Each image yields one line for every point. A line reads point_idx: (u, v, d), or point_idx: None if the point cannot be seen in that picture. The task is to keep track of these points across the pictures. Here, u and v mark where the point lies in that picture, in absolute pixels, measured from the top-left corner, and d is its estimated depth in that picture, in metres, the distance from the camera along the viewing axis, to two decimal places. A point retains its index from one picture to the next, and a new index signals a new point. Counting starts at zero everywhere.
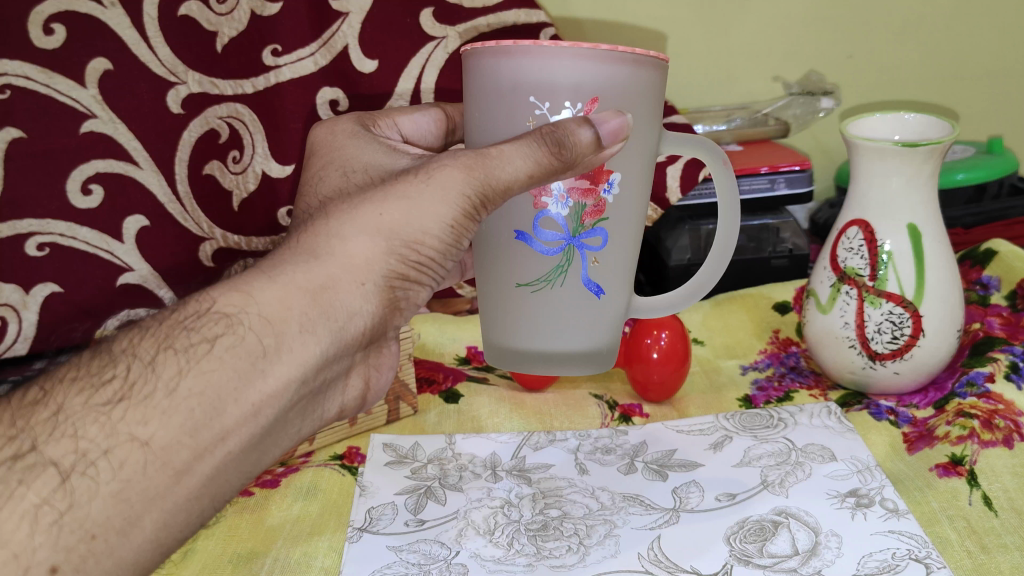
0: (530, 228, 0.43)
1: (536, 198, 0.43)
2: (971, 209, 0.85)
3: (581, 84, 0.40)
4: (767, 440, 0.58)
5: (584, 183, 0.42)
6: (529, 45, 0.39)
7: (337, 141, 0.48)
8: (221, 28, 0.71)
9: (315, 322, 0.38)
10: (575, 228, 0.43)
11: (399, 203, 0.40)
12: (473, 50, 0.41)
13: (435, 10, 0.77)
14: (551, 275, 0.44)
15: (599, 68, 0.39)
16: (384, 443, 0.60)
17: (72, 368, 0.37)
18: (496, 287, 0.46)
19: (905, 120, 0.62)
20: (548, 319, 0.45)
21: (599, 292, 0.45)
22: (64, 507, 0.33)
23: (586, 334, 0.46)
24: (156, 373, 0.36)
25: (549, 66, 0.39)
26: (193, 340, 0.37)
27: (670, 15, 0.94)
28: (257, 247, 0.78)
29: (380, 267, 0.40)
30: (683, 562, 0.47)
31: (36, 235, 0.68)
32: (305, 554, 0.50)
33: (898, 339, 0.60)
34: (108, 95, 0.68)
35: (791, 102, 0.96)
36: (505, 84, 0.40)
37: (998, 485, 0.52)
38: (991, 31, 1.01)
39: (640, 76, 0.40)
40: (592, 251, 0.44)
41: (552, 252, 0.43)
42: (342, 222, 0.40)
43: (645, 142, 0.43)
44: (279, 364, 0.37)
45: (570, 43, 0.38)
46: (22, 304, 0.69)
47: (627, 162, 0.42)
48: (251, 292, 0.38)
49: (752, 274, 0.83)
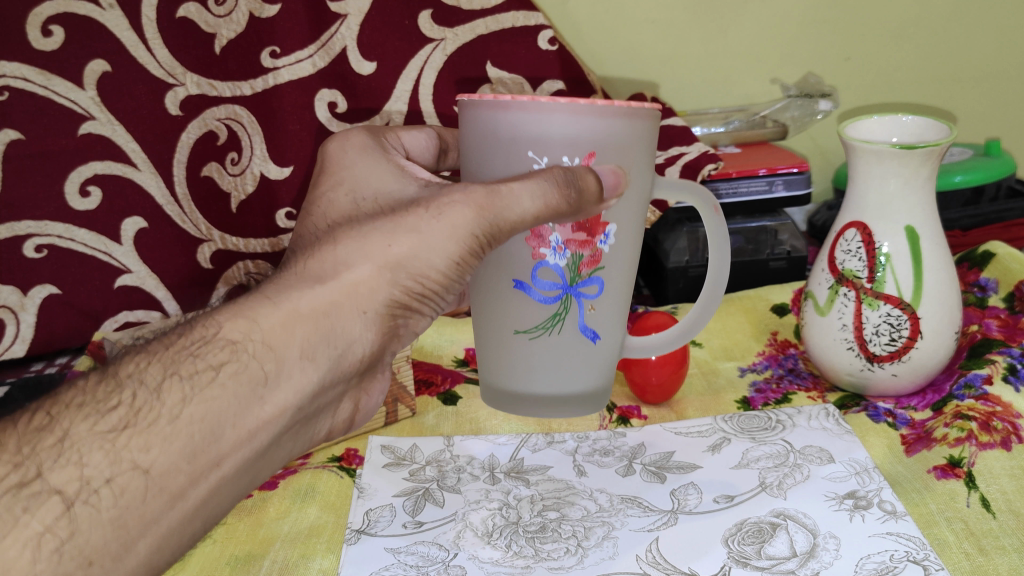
0: (528, 277, 0.43)
1: (535, 248, 0.43)
2: (969, 211, 0.86)
3: (578, 139, 0.40)
4: (765, 442, 0.58)
5: (581, 234, 0.42)
6: (527, 101, 0.39)
7: (347, 158, 0.46)
8: (219, 30, 0.72)
9: (315, 349, 0.39)
10: (572, 277, 0.43)
11: (409, 236, 0.40)
12: (470, 102, 0.41)
13: (434, 12, 0.76)
14: (548, 323, 0.44)
15: (596, 122, 0.39)
16: (382, 444, 0.60)
17: (78, 394, 0.37)
18: (491, 331, 0.46)
19: (902, 122, 0.62)
20: (545, 361, 0.45)
21: (595, 338, 0.45)
22: (65, 535, 0.33)
23: (581, 373, 0.46)
24: (161, 400, 0.36)
25: (547, 121, 0.39)
26: (198, 366, 0.37)
27: (668, 18, 0.95)
28: (255, 250, 0.78)
29: (381, 296, 0.41)
30: (681, 564, 0.47)
31: (35, 236, 0.71)
32: (302, 556, 0.49)
33: (896, 341, 0.60)
34: (105, 96, 0.70)
35: (789, 104, 0.96)
36: (503, 137, 0.40)
37: (996, 487, 0.52)
38: (988, 34, 1.01)
39: (636, 127, 0.40)
40: (588, 299, 0.44)
41: (549, 301, 0.43)
42: (349, 249, 0.40)
43: (640, 192, 0.43)
44: (278, 392, 0.38)
45: (567, 100, 0.38)
46: (20, 306, 0.72)
47: (624, 213, 0.42)
48: (256, 317, 0.39)
49: (751, 274, 0.83)
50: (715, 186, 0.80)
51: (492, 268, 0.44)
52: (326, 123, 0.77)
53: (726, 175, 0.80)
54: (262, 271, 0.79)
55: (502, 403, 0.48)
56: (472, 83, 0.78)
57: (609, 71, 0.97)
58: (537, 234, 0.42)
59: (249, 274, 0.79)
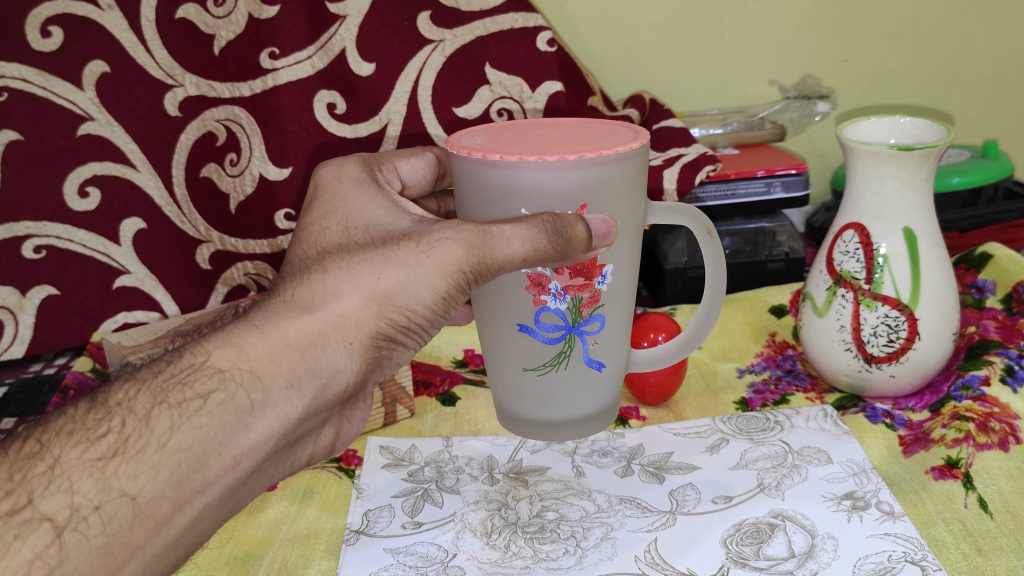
0: (531, 321, 0.43)
1: (535, 295, 0.43)
2: (966, 213, 0.86)
3: (569, 191, 0.40)
4: (764, 443, 0.58)
5: (579, 279, 0.43)
6: (515, 161, 0.38)
7: (342, 189, 0.46)
8: (218, 31, 0.72)
9: (301, 379, 0.39)
10: (575, 317, 0.44)
11: (398, 269, 0.41)
12: (456, 154, 0.41)
13: (433, 14, 0.75)
14: (555, 360, 0.44)
15: (585, 173, 0.39)
16: (381, 445, 0.60)
17: (69, 421, 0.38)
18: (501, 368, 0.46)
19: (900, 124, 0.62)
20: (554, 392, 0.46)
21: (601, 367, 0.46)
22: (54, 562, 0.34)
23: (589, 399, 0.46)
24: (150, 429, 0.36)
25: (536, 177, 0.39)
26: (186, 395, 0.37)
27: (666, 19, 0.95)
28: (254, 250, 0.78)
29: (368, 327, 0.41)
30: (679, 564, 0.47)
31: (33, 237, 0.73)
32: (301, 556, 0.50)
33: (894, 342, 0.60)
34: (103, 97, 0.71)
35: (788, 105, 0.95)
36: (496, 192, 0.40)
37: (993, 488, 0.52)
38: (986, 35, 1.01)
39: (625, 170, 0.40)
40: (592, 335, 0.44)
41: (554, 341, 0.44)
42: (339, 279, 0.40)
43: (632, 234, 0.43)
44: (263, 420, 0.38)
45: (554, 157, 0.38)
46: (19, 307, 0.74)
47: (618, 255, 0.42)
48: (245, 346, 0.38)
49: (749, 276, 0.83)
50: (715, 186, 0.80)
51: (496, 313, 0.44)
52: (325, 123, 0.76)
53: (724, 176, 0.80)
54: (261, 272, 0.79)
55: (517, 429, 0.48)
56: (471, 83, 0.78)
57: (608, 72, 0.97)
58: (537, 281, 0.43)
59: (248, 275, 0.79)
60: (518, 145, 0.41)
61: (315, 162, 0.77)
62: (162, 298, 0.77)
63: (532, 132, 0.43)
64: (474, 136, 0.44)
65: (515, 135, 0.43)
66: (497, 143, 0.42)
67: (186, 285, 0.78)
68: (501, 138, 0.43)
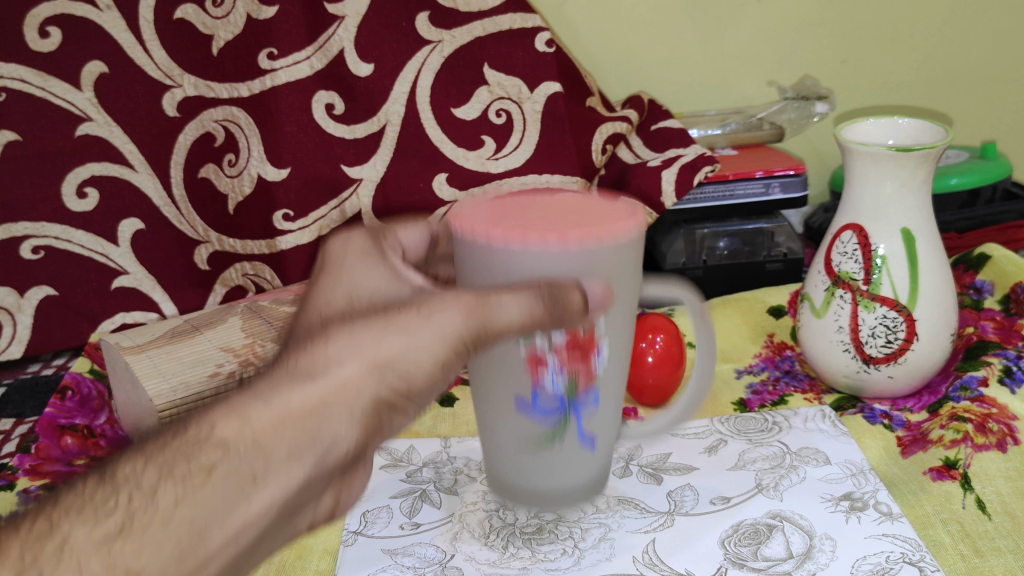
0: (527, 396, 0.44)
1: (531, 372, 0.43)
2: (965, 213, 0.86)
3: (569, 272, 0.40)
4: (762, 444, 0.58)
5: (579, 360, 0.43)
6: (521, 243, 0.39)
7: (344, 262, 0.44)
8: (217, 32, 0.72)
9: (303, 447, 0.34)
10: (570, 396, 0.44)
11: (399, 335, 0.36)
12: (461, 229, 0.41)
13: (431, 14, 0.75)
14: (549, 435, 0.45)
15: (587, 257, 0.39)
16: (379, 446, 0.60)
17: (76, 497, 0.31)
18: (495, 438, 0.47)
19: (899, 125, 0.62)
20: (547, 462, 0.47)
21: (593, 440, 0.47)
22: None
23: (581, 467, 0.48)
24: (154, 505, 0.31)
25: (540, 260, 0.39)
26: (190, 467, 0.32)
27: (664, 20, 0.95)
28: (252, 251, 0.78)
29: (369, 393, 0.36)
30: (677, 565, 0.47)
31: (32, 237, 0.73)
32: (299, 557, 0.49)
33: (892, 343, 0.60)
34: (102, 97, 0.71)
35: (786, 106, 0.95)
36: (498, 272, 0.40)
37: (991, 489, 0.52)
38: (984, 36, 1.01)
39: (626, 253, 0.40)
40: (586, 411, 0.45)
41: (549, 417, 0.44)
42: (341, 345, 0.36)
43: (628, 310, 0.43)
44: (265, 490, 0.33)
45: (560, 239, 0.38)
46: (17, 307, 0.75)
47: (614, 334, 0.43)
48: (249, 417, 0.33)
49: (747, 277, 0.82)
50: (713, 186, 0.80)
51: (493, 388, 0.45)
52: (324, 125, 0.76)
53: (722, 177, 0.80)
54: (259, 272, 0.79)
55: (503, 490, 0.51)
56: (469, 84, 0.77)
57: (606, 72, 0.97)
58: (538, 360, 0.42)
59: (246, 276, 0.79)
60: (523, 220, 0.41)
61: (313, 162, 0.76)
62: (160, 299, 0.77)
63: (535, 203, 0.44)
64: (477, 208, 0.44)
65: (518, 206, 0.43)
66: (502, 216, 0.42)
67: (184, 285, 0.78)
68: (504, 210, 0.43)
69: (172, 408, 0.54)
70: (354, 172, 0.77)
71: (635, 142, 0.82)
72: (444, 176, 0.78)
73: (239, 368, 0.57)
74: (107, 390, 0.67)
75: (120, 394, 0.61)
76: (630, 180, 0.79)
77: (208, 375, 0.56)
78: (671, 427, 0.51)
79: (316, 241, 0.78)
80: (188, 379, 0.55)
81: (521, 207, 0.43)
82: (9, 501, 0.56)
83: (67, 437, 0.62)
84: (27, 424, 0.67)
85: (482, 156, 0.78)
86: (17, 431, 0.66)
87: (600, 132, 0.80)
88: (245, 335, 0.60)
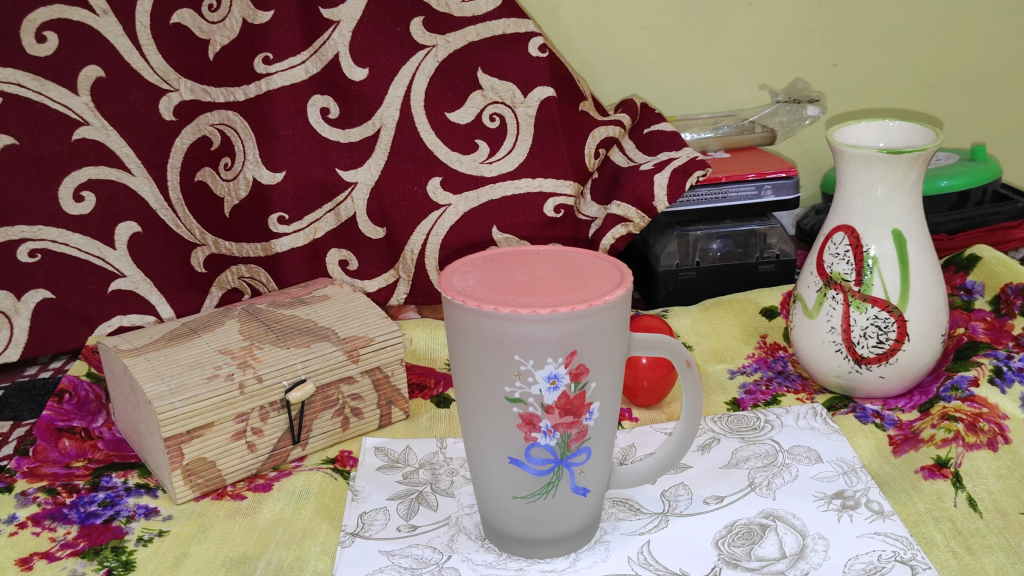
0: (521, 455, 0.44)
1: (526, 432, 0.44)
2: (954, 215, 0.87)
3: (561, 338, 0.41)
4: (755, 442, 0.59)
5: (568, 417, 0.44)
6: (510, 312, 0.40)
7: None
8: (213, 37, 0.73)
9: None
10: (563, 452, 0.45)
11: None
12: (450, 300, 0.42)
13: (426, 19, 0.76)
14: (542, 490, 0.46)
15: (572, 324, 0.41)
16: (375, 447, 0.61)
17: None
18: (490, 496, 0.47)
19: (889, 127, 0.63)
20: (542, 518, 0.47)
21: (586, 492, 0.47)
22: None
23: (574, 519, 0.48)
24: None
25: (529, 328, 0.41)
26: None
27: (656, 24, 0.96)
28: (248, 254, 0.79)
29: None
30: (672, 565, 0.48)
31: (29, 241, 0.74)
32: (297, 558, 0.50)
33: (883, 343, 0.61)
34: (99, 102, 0.72)
35: (777, 110, 0.96)
36: (487, 341, 0.42)
37: (983, 487, 0.53)
38: (971, 39, 1.02)
39: (610, 319, 0.42)
40: (579, 466, 0.45)
41: (542, 473, 0.45)
42: None
43: (614, 368, 0.44)
44: None
45: (548, 309, 0.40)
46: (14, 310, 0.76)
47: (602, 391, 0.44)
48: None
49: (740, 280, 0.83)
50: (705, 189, 0.80)
51: (488, 448, 0.45)
52: (319, 128, 0.76)
53: (715, 180, 0.80)
54: (254, 275, 0.79)
55: (489, 541, 0.50)
56: (463, 89, 0.77)
57: (600, 76, 0.98)
58: (527, 421, 0.43)
59: (242, 278, 0.79)
60: (510, 290, 0.43)
61: (308, 166, 0.77)
62: (156, 302, 0.78)
63: (519, 271, 0.45)
64: (464, 275, 0.45)
65: (503, 275, 0.45)
66: (489, 286, 0.43)
67: (180, 289, 0.78)
68: (491, 278, 0.44)
69: (172, 410, 0.53)
70: (349, 175, 0.77)
71: (629, 146, 0.83)
72: (437, 179, 0.78)
73: (238, 368, 0.57)
74: (105, 394, 0.68)
75: (118, 398, 0.61)
76: (623, 185, 0.80)
77: (206, 377, 0.56)
78: (656, 474, 0.49)
79: (312, 244, 0.79)
80: (187, 381, 0.55)
81: (509, 276, 0.44)
82: (7, 502, 0.56)
83: (64, 440, 0.62)
84: (25, 427, 0.67)
85: (475, 160, 0.78)
86: (14, 435, 0.66)
87: (594, 136, 0.80)
88: (243, 337, 0.60)
